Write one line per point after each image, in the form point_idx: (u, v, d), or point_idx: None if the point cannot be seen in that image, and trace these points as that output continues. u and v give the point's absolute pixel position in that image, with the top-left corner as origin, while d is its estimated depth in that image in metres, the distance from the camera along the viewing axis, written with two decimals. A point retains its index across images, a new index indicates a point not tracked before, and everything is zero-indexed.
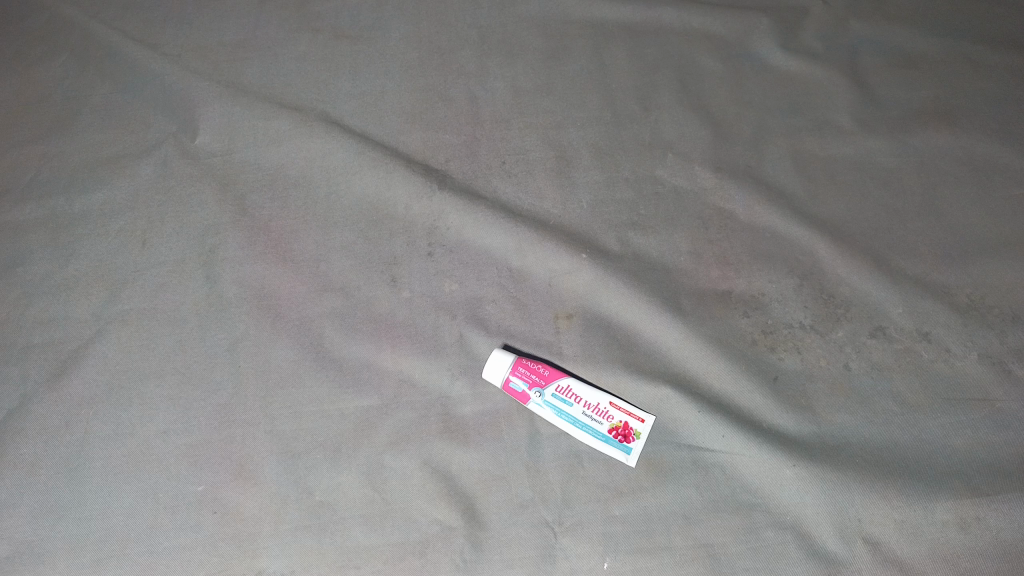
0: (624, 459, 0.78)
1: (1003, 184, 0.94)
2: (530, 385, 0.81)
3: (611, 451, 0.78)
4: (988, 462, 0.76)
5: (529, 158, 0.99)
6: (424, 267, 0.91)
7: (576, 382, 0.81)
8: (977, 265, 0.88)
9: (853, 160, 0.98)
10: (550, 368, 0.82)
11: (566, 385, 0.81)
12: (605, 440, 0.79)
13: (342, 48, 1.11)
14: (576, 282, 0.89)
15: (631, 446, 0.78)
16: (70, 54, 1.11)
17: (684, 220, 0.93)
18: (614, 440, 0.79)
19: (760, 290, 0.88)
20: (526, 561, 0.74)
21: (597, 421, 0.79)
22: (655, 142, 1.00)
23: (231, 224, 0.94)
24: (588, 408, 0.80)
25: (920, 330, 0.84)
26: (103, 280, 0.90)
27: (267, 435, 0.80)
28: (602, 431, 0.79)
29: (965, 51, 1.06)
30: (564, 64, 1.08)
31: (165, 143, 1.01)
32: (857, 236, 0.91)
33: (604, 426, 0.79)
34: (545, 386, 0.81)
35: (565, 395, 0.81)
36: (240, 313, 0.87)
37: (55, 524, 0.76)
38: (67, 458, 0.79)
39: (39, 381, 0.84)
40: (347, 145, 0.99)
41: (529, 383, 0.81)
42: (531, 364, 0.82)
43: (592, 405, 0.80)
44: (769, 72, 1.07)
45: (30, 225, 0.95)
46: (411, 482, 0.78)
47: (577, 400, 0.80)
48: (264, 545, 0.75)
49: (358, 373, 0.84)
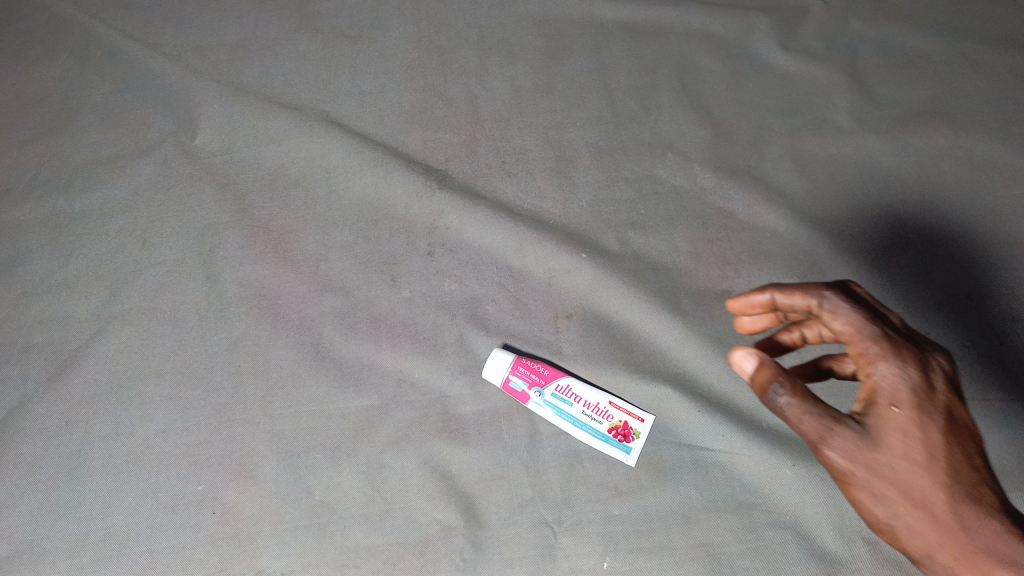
0: (624, 459, 0.78)
1: (1003, 183, 0.94)
2: (530, 385, 0.81)
3: (611, 451, 0.79)
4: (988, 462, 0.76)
5: (528, 157, 0.99)
6: (424, 267, 0.91)
7: (576, 381, 0.82)
8: (978, 265, 0.88)
9: (853, 160, 0.98)
10: (551, 368, 0.82)
11: (566, 385, 0.81)
12: (605, 439, 0.79)
13: (341, 48, 1.11)
14: (575, 281, 0.89)
15: (631, 446, 0.79)
16: (70, 54, 1.11)
17: (684, 219, 0.93)
18: (614, 440, 0.79)
19: (760, 289, 0.88)
20: (525, 561, 0.74)
21: (597, 421, 0.80)
22: (655, 142, 1.00)
23: (230, 224, 0.94)
24: (587, 408, 0.80)
25: (921, 330, 0.84)
26: (103, 280, 0.90)
27: (267, 434, 0.80)
28: (602, 431, 0.79)
29: (966, 51, 1.06)
30: (564, 64, 1.08)
31: (165, 143, 1.01)
32: (857, 235, 0.91)
33: (604, 426, 0.79)
34: (545, 386, 0.81)
35: (565, 394, 0.81)
36: (241, 313, 0.87)
37: (55, 524, 0.76)
38: (68, 457, 0.79)
39: (40, 380, 0.84)
40: (347, 145, 0.99)
41: (529, 383, 0.81)
42: (531, 364, 0.82)
43: (592, 404, 0.80)
44: (769, 71, 1.07)
45: (29, 224, 0.95)
46: (411, 481, 0.78)
47: (577, 399, 0.81)
48: (264, 544, 0.75)
49: (357, 372, 0.84)
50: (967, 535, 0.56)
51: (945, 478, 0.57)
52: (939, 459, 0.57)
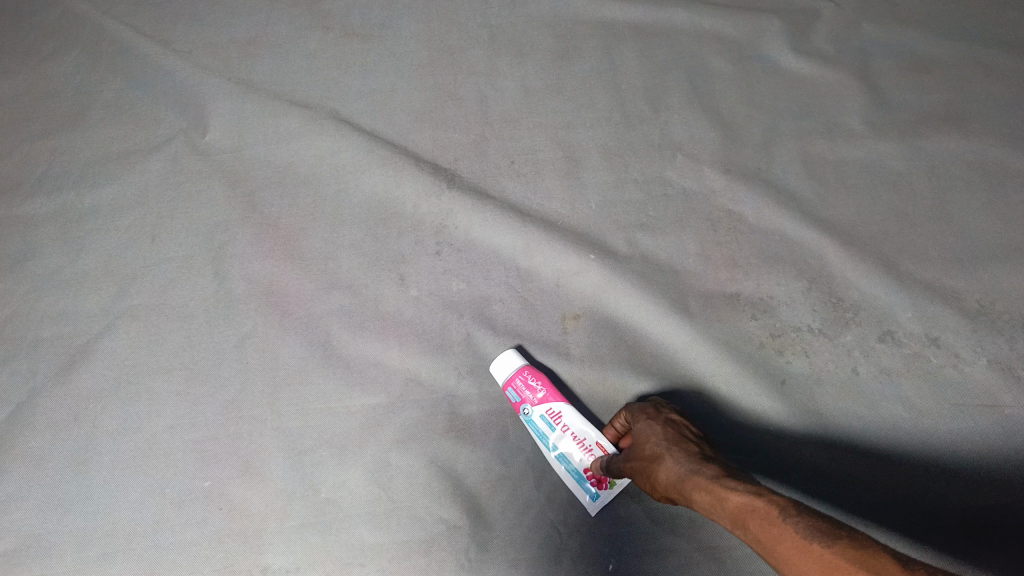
0: (588, 504, 0.76)
1: (1014, 188, 0.93)
2: (522, 401, 0.79)
3: (579, 491, 0.76)
4: (996, 470, 0.76)
5: (538, 158, 0.99)
6: (432, 266, 0.91)
7: (568, 409, 0.78)
8: (987, 270, 0.87)
9: (864, 164, 0.97)
10: (549, 390, 0.79)
11: (556, 411, 0.78)
12: (579, 479, 0.76)
13: (352, 47, 1.11)
14: (582, 282, 0.89)
15: (599, 494, 0.76)
16: (83, 50, 1.11)
17: (692, 221, 0.93)
18: (585, 481, 0.76)
19: (770, 293, 0.87)
20: (529, 562, 0.75)
21: (576, 456, 0.77)
22: (665, 143, 1.00)
23: (240, 221, 0.94)
24: (571, 440, 0.77)
25: (929, 335, 0.84)
26: (113, 275, 0.90)
27: (274, 432, 0.80)
28: (577, 469, 0.77)
29: (977, 55, 1.06)
30: (575, 64, 1.08)
31: (176, 140, 1.01)
32: (866, 240, 0.91)
33: (581, 464, 0.77)
34: (535, 406, 0.79)
35: (552, 420, 0.78)
36: (249, 310, 0.88)
37: (62, 518, 0.76)
38: (76, 451, 0.80)
39: (50, 374, 0.84)
40: (357, 143, 0.99)
41: (521, 399, 0.79)
42: (527, 381, 0.79)
43: (578, 438, 0.77)
44: (780, 73, 1.06)
45: (39, 219, 0.95)
46: (416, 481, 0.78)
47: (565, 429, 0.78)
48: (269, 542, 0.75)
49: (365, 371, 0.84)
50: (688, 474, 0.61)
51: (670, 447, 0.66)
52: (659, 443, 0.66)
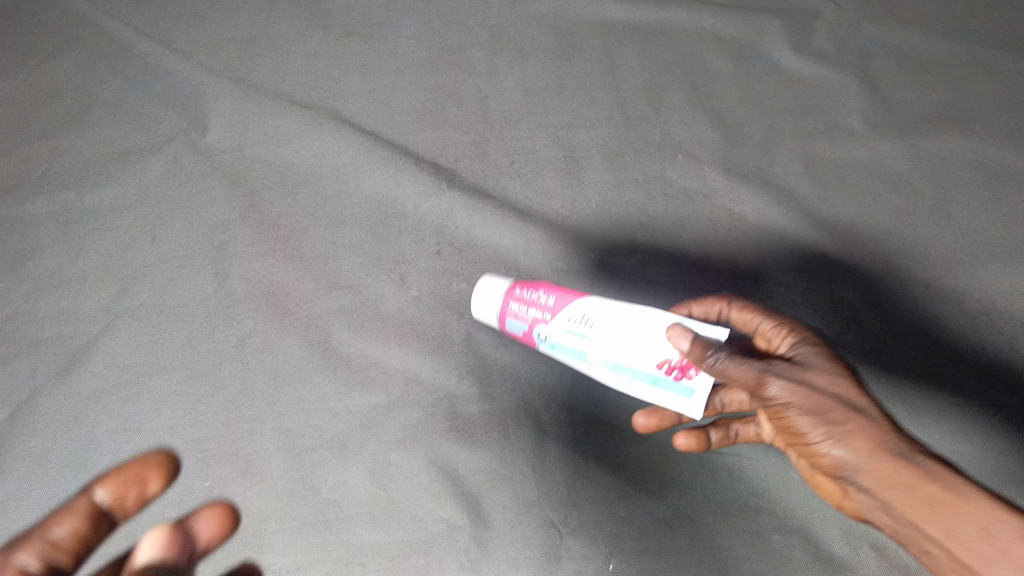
0: (690, 404, 0.73)
1: (1015, 187, 0.93)
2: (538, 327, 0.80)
3: (668, 391, 0.74)
4: (997, 470, 0.75)
5: (538, 157, 0.99)
6: (432, 266, 0.91)
7: (594, 313, 0.77)
8: (988, 270, 0.87)
9: (865, 164, 0.97)
10: (558, 302, 0.79)
11: (583, 318, 0.77)
12: (655, 382, 0.74)
13: (352, 46, 1.11)
14: (582, 283, 0.89)
15: (693, 388, 0.72)
16: (83, 49, 1.11)
17: (693, 221, 0.93)
18: (666, 380, 0.73)
19: (769, 294, 0.87)
20: (530, 562, 0.74)
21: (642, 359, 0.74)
22: (665, 143, 1.00)
23: (240, 221, 0.94)
24: (616, 340, 0.75)
25: (930, 334, 0.83)
26: (113, 275, 0.90)
27: (274, 432, 0.80)
28: (653, 371, 0.74)
29: (977, 55, 1.06)
30: (575, 64, 1.08)
31: (176, 140, 1.01)
32: (867, 239, 0.91)
33: (656, 366, 0.74)
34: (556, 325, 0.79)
35: (583, 330, 0.77)
36: (249, 309, 0.88)
37: None
38: (75, 451, 0.79)
39: (49, 373, 0.84)
40: (357, 143, 0.99)
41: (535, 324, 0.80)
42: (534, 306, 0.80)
43: (620, 334, 0.75)
44: (781, 72, 1.06)
45: (40, 219, 0.95)
46: (417, 481, 0.78)
47: (601, 331, 0.76)
48: (269, 542, 0.75)
49: (365, 371, 0.84)
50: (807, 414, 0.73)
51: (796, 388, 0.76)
52: (863, 396, 0.72)
